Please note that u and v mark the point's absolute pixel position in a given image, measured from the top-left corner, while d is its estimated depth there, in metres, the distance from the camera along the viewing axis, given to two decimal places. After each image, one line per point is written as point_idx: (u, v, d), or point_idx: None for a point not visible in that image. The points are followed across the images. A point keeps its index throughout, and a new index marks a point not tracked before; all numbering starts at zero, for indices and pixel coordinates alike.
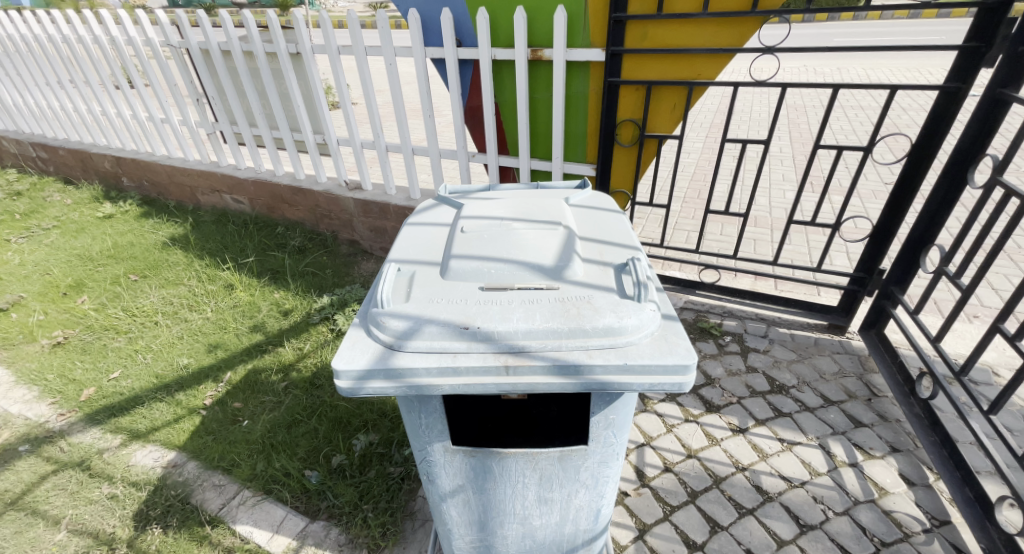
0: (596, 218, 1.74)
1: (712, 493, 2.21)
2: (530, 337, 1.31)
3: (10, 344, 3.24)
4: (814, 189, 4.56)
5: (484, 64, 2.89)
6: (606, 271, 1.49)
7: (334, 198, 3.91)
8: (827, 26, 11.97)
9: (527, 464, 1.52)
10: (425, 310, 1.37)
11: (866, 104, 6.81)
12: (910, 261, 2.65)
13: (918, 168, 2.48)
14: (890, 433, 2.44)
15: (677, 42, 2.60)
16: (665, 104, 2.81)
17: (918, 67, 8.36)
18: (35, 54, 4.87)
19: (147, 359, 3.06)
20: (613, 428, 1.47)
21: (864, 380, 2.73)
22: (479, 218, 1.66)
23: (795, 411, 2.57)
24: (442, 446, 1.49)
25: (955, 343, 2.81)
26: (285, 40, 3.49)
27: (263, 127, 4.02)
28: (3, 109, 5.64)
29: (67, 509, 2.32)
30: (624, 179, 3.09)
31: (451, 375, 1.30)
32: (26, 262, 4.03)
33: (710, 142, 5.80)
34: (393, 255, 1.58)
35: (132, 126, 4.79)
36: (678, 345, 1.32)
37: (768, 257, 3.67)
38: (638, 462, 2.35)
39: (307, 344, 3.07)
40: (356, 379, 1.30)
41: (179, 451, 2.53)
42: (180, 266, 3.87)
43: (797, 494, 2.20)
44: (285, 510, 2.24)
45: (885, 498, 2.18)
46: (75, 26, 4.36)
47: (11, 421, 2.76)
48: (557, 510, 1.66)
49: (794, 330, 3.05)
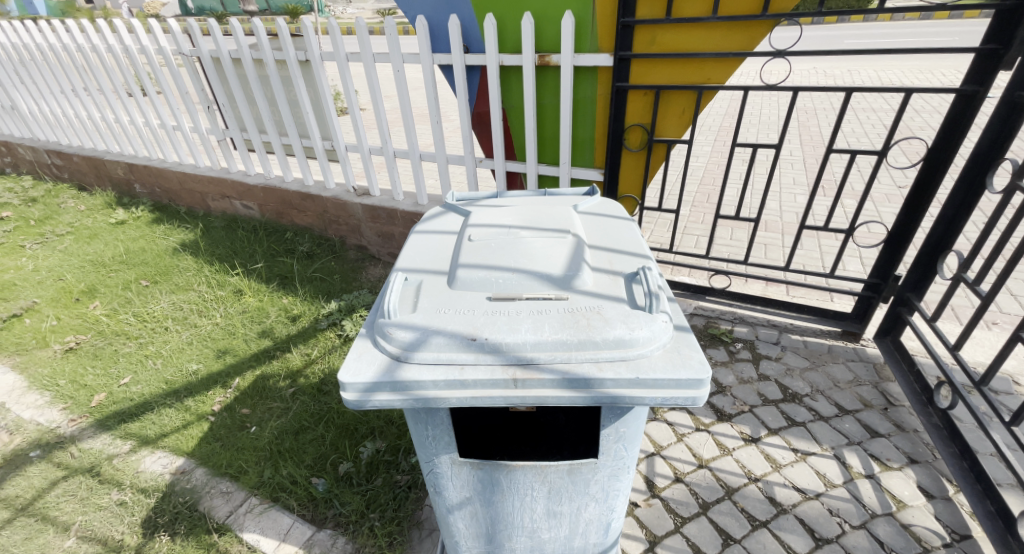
0: (605, 226, 1.71)
1: (724, 505, 2.17)
2: (538, 349, 1.29)
3: (24, 348, 3.27)
4: (826, 193, 4.51)
5: (491, 70, 2.88)
6: (616, 281, 1.47)
7: (342, 204, 3.91)
8: (836, 29, 11.92)
9: (536, 477, 1.50)
10: (432, 320, 1.35)
11: (878, 106, 6.75)
12: (927, 267, 2.59)
13: (935, 173, 2.42)
14: (907, 444, 2.38)
15: (685, 46, 2.57)
16: (674, 109, 2.77)
17: (931, 68, 8.29)
18: (50, 63, 4.95)
19: (157, 365, 3.07)
20: (624, 441, 1.44)
21: (879, 389, 2.67)
22: (486, 226, 1.64)
23: (808, 420, 2.52)
24: (449, 457, 1.47)
25: (974, 351, 2.75)
26: (294, 47, 3.51)
27: (272, 134, 4.04)
28: (20, 118, 5.74)
29: (77, 516, 2.32)
30: (633, 184, 3.06)
31: (458, 388, 1.28)
32: (39, 269, 4.08)
33: (719, 146, 5.77)
34: (399, 264, 1.57)
35: (144, 133, 4.84)
36: (691, 358, 1.30)
37: (779, 262, 3.63)
38: (648, 472, 2.31)
39: (315, 350, 3.07)
40: (362, 391, 1.29)
41: (187, 458, 2.53)
42: (190, 271, 3.89)
43: (811, 507, 2.15)
44: (291, 519, 2.22)
45: (903, 512, 2.12)
46: (89, 35, 4.42)
47: (23, 426, 2.77)
48: (565, 523, 1.63)
49: (807, 337, 3.00)
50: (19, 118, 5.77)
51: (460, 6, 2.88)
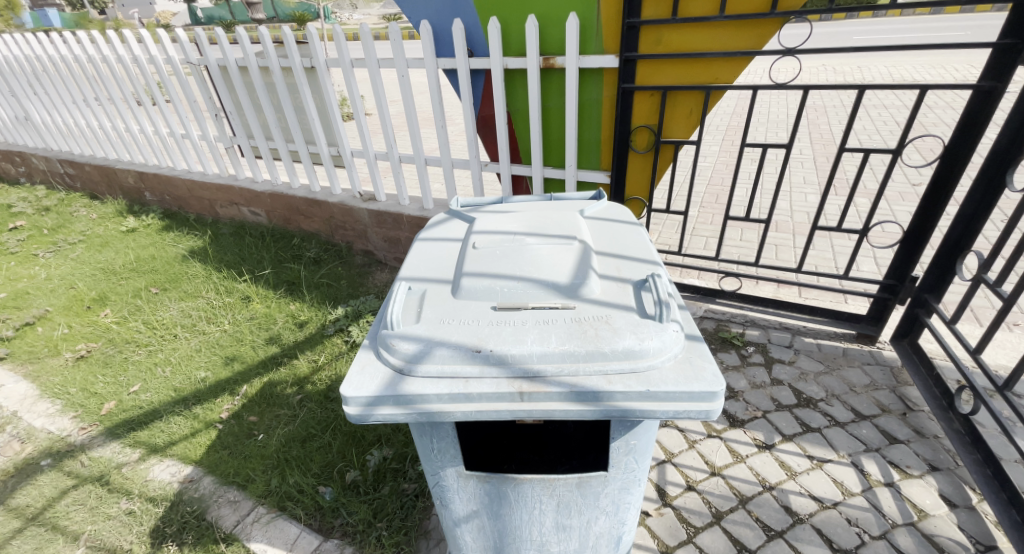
0: (612, 232, 1.67)
1: (738, 514, 2.11)
2: (545, 361, 1.26)
3: (35, 356, 3.29)
4: (838, 192, 4.44)
5: (496, 74, 2.85)
6: (624, 289, 1.43)
7: (348, 210, 3.91)
8: (846, 25, 11.84)
9: (543, 490, 1.46)
10: (436, 332, 1.32)
11: (890, 103, 6.65)
12: (945, 267, 2.53)
13: (952, 171, 2.36)
14: (927, 450, 2.31)
15: (692, 46, 2.53)
16: (681, 110, 2.73)
17: (944, 63, 8.18)
18: (62, 74, 5.00)
19: (166, 373, 3.07)
20: (634, 453, 1.40)
21: (898, 393, 2.60)
22: (491, 233, 1.61)
23: (824, 426, 2.45)
24: (455, 470, 1.44)
25: (995, 354, 2.68)
26: (300, 55, 3.50)
27: (279, 140, 4.03)
28: (34, 129, 5.82)
29: (86, 525, 2.32)
30: (639, 186, 3.02)
31: (463, 402, 1.25)
32: (52, 277, 4.11)
33: (727, 146, 5.72)
34: (403, 273, 1.54)
35: (154, 142, 4.87)
36: (704, 370, 1.26)
37: (791, 263, 3.57)
38: (659, 479, 2.26)
39: (322, 356, 3.05)
40: (365, 405, 1.26)
41: (195, 466, 2.52)
42: (199, 278, 3.89)
43: (830, 516, 2.09)
44: (298, 528, 2.20)
45: (925, 522, 2.05)
46: (99, 46, 4.45)
47: (34, 435, 2.78)
48: (575, 537, 1.59)
49: (820, 340, 2.94)
50: (32, 128, 5.84)
51: (464, 9, 2.86)
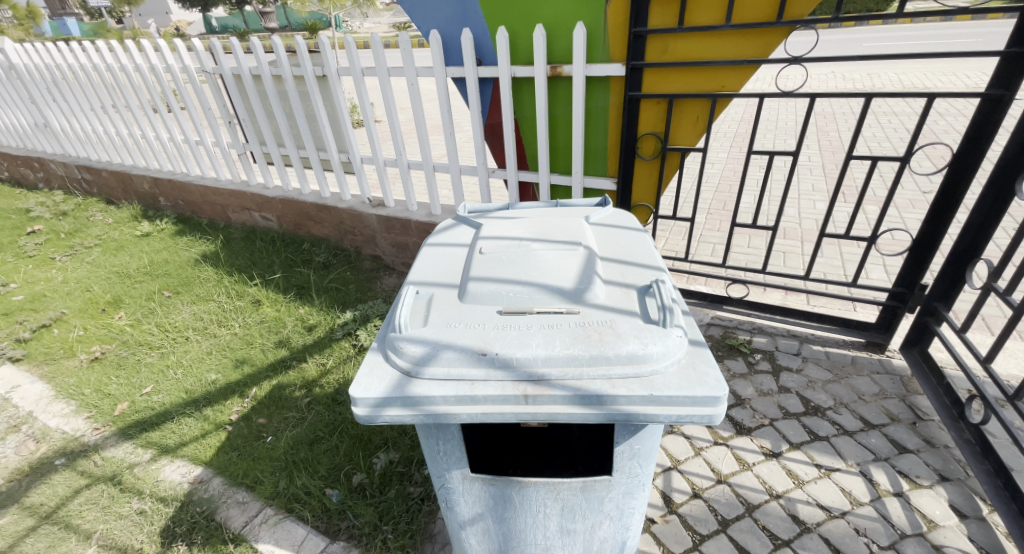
0: (616, 237, 1.69)
1: (745, 522, 2.10)
2: (550, 364, 1.28)
3: (52, 358, 3.36)
4: (847, 199, 4.42)
5: (504, 82, 2.88)
6: (628, 293, 1.45)
7: (357, 214, 3.96)
8: (855, 34, 11.92)
9: (548, 493, 1.48)
10: (443, 335, 1.34)
11: (900, 110, 6.63)
12: (954, 276, 2.50)
13: (960, 179, 2.35)
14: (938, 460, 2.29)
15: (699, 55, 2.55)
16: (688, 117, 2.74)
17: (955, 71, 8.17)
18: (81, 82, 5.11)
19: (178, 375, 3.11)
20: (638, 458, 1.41)
21: (907, 402, 2.57)
22: (498, 239, 1.64)
23: (832, 434, 2.44)
24: (460, 473, 1.46)
25: (1007, 363, 2.65)
26: (311, 63, 3.55)
27: (291, 147, 4.09)
28: (54, 135, 5.95)
29: (98, 524, 2.35)
30: (646, 192, 3.04)
31: (468, 404, 1.27)
32: (68, 280, 4.20)
33: (735, 153, 5.74)
34: (411, 277, 1.57)
35: (169, 148, 4.95)
36: (706, 375, 1.27)
37: (800, 271, 3.55)
38: (665, 487, 2.26)
39: (330, 359, 3.09)
40: (373, 407, 1.28)
41: (205, 467, 2.55)
42: (211, 282, 3.95)
43: (837, 526, 2.08)
44: (305, 530, 2.22)
45: (934, 532, 2.03)
46: (118, 55, 4.54)
47: (49, 434, 2.83)
48: (579, 541, 1.60)
49: (828, 347, 2.92)
50: (52, 134, 5.97)
51: (474, 19, 2.90)
